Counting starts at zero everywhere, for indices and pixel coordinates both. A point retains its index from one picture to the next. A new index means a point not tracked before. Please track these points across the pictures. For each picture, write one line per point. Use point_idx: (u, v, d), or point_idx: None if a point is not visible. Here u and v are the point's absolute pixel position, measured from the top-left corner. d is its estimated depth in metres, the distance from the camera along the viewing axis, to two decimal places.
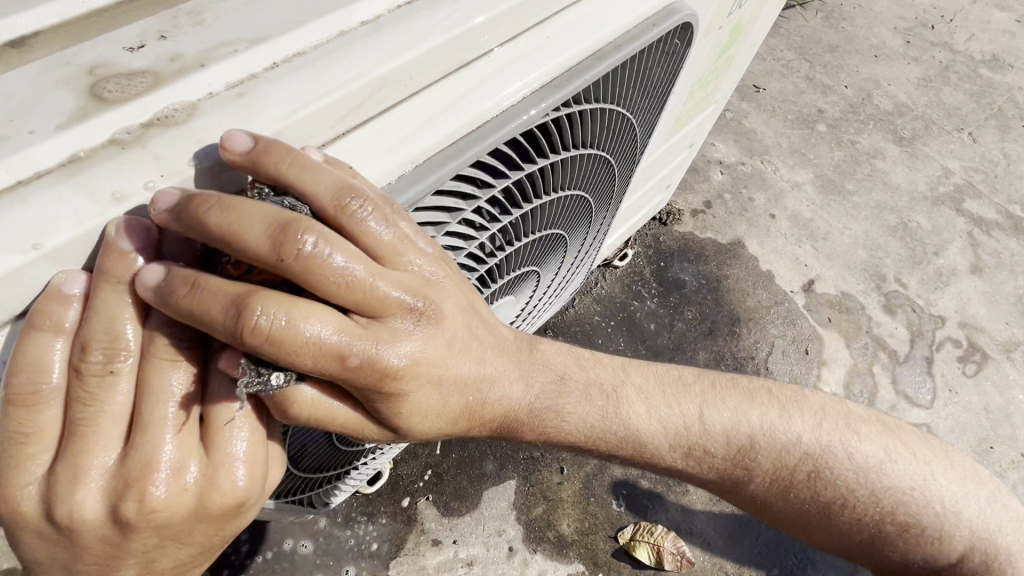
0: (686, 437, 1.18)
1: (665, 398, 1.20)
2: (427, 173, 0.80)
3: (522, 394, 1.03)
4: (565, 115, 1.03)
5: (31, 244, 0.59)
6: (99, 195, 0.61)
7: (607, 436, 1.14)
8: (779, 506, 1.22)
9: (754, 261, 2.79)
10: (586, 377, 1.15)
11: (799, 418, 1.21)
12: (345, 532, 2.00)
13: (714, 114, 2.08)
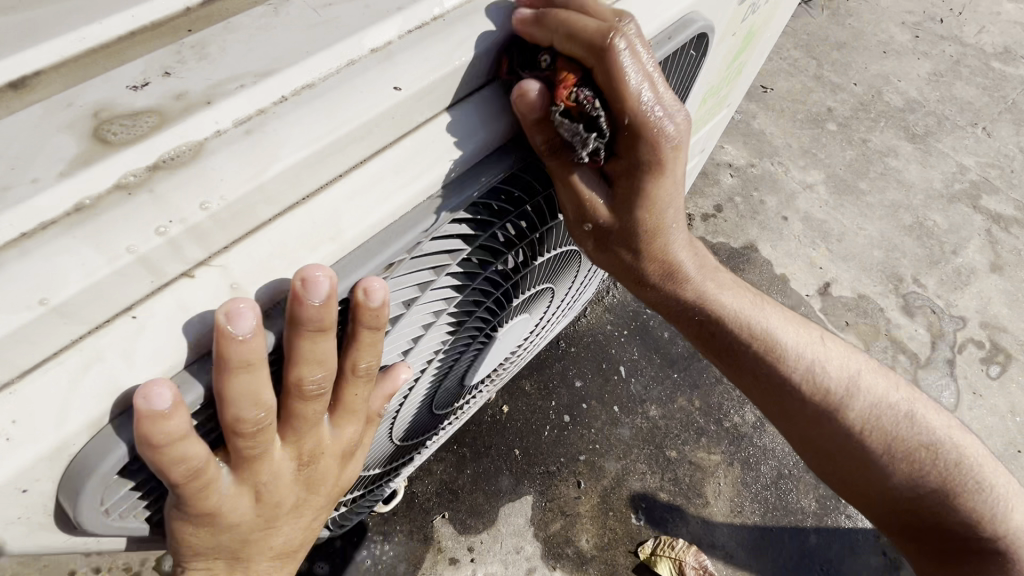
0: (775, 340, 1.29)
1: (769, 308, 1.34)
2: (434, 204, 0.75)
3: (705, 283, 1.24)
4: None
5: (37, 298, 0.51)
6: (111, 249, 0.54)
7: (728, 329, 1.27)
8: (842, 430, 1.27)
9: (768, 265, 2.74)
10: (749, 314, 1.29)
11: (871, 369, 1.35)
12: (360, 553, 1.98)
13: (727, 118, 2.03)
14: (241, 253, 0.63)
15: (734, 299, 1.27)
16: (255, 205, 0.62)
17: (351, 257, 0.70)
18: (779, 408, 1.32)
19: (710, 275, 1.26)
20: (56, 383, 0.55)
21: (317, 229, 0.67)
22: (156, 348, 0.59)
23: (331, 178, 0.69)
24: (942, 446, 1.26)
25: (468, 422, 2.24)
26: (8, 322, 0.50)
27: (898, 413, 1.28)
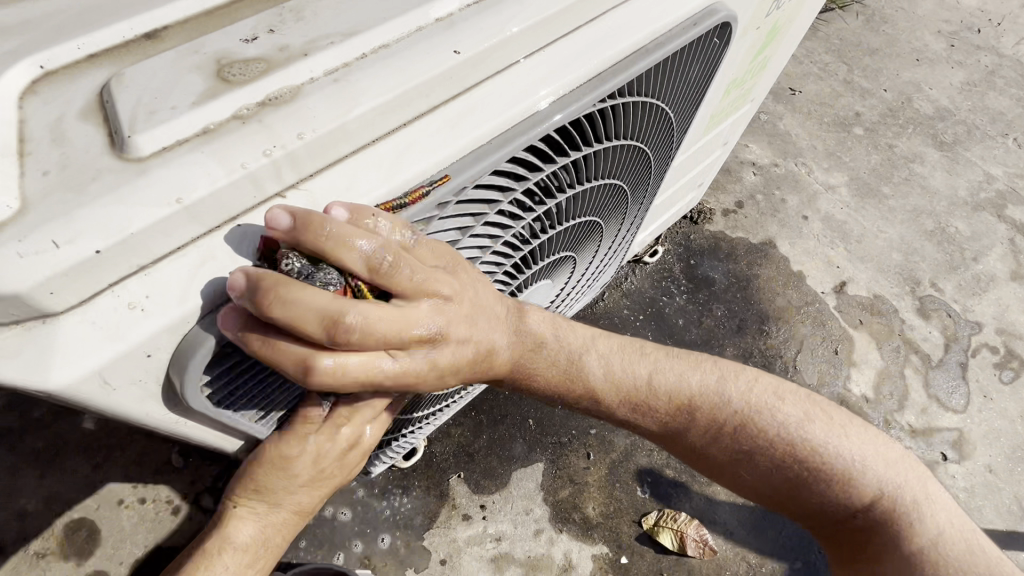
0: (638, 389, 1.27)
1: (622, 348, 1.29)
2: (480, 156, 0.87)
3: (581, 339, 1.26)
4: (607, 107, 1.12)
5: (174, 197, 0.65)
6: (230, 163, 0.68)
7: (611, 399, 1.28)
8: (705, 455, 1.32)
9: (785, 262, 2.81)
10: (629, 368, 1.28)
11: (737, 381, 1.31)
12: (381, 503, 2.12)
13: (750, 113, 2.13)
14: (326, 179, 0.76)
15: (608, 358, 1.28)
16: (338, 140, 0.75)
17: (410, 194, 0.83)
18: (685, 452, 1.34)
19: (568, 343, 1.24)
20: (180, 269, 0.69)
21: (386, 165, 0.80)
22: (258, 248, 0.73)
23: (397, 125, 0.81)
24: (813, 449, 1.25)
25: (486, 391, 2.37)
26: (153, 213, 0.64)
27: (765, 426, 1.27)
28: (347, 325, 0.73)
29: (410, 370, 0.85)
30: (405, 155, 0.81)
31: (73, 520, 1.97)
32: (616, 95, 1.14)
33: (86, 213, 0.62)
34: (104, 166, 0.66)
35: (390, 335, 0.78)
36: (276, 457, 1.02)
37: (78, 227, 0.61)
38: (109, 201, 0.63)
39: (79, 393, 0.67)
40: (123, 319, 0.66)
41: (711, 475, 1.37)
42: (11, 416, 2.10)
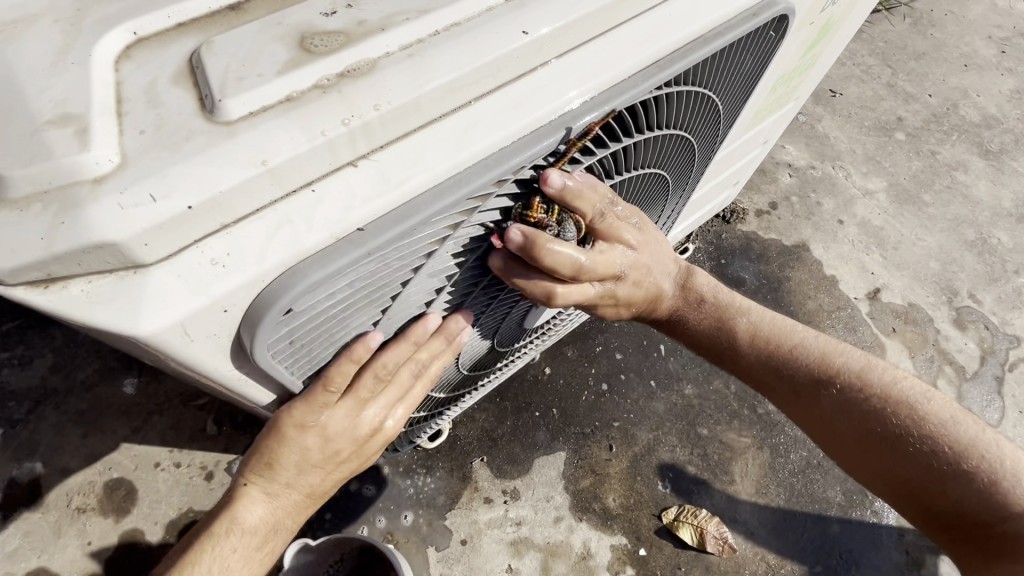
0: (778, 355, 1.49)
1: (774, 321, 1.53)
2: (542, 136, 0.89)
3: (740, 313, 1.53)
4: (661, 95, 1.13)
5: (259, 159, 0.69)
6: (311, 130, 0.71)
7: (748, 349, 1.51)
8: (830, 428, 1.42)
9: (818, 265, 2.77)
10: (772, 331, 1.51)
11: (886, 373, 1.42)
12: (405, 481, 2.16)
13: (793, 111, 2.11)
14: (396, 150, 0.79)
15: (759, 319, 1.53)
16: (410, 113, 0.78)
17: (475, 170, 0.85)
18: (808, 417, 1.46)
19: (723, 307, 1.54)
20: (259, 231, 0.72)
21: (452, 140, 0.82)
22: (331, 215, 0.76)
23: (465, 102, 0.83)
24: (949, 443, 1.28)
25: (512, 378, 2.39)
26: (240, 174, 0.68)
27: (899, 413, 1.34)
28: (580, 266, 1.08)
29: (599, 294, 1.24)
30: (471, 131, 0.84)
31: (112, 480, 2.05)
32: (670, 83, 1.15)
33: (180, 171, 0.66)
34: (195, 128, 0.70)
35: (599, 272, 1.15)
36: (291, 427, 1.03)
37: (174, 183, 0.66)
38: (201, 161, 0.67)
39: (163, 342, 0.71)
40: (207, 273, 0.70)
41: (835, 452, 1.45)
42: (58, 377, 2.19)
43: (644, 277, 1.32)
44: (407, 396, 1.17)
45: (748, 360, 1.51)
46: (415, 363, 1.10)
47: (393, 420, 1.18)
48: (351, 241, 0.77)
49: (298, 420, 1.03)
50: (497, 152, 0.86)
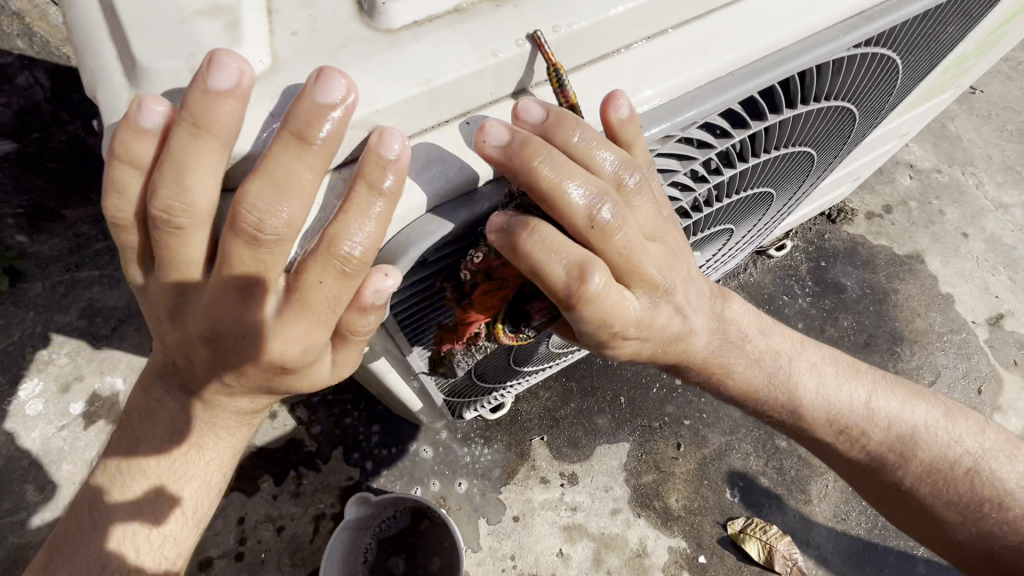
0: (851, 412, 1.27)
1: (835, 372, 1.30)
2: (728, 88, 0.77)
3: (802, 369, 1.27)
4: (864, 54, 0.96)
5: (423, 77, 0.66)
6: (480, 48, 0.68)
7: (816, 421, 1.26)
8: (912, 493, 1.28)
9: (933, 281, 2.48)
10: (840, 393, 1.28)
11: (965, 423, 1.32)
12: (462, 449, 2.12)
13: (951, 98, 1.84)
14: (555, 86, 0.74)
15: (826, 384, 1.27)
16: (577, 43, 0.72)
17: (645, 117, 0.75)
18: (881, 487, 1.32)
19: (777, 348, 1.25)
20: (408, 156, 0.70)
21: (620, 79, 0.75)
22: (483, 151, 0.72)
23: (639, 39, 0.76)
24: None
25: (579, 359, 2.28)
26: (404, 90, 0.67)
27: (993, 474, 1.25)
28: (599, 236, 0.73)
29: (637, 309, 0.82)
30: (633, 74, 0.75)
31: None
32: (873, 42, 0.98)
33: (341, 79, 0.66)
34: (351, 33, 0.68)
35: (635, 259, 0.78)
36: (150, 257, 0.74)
37: None
38: (359, 72, 0.66)
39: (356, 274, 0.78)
40: None
41: (904, 523, 1.35)
42: None
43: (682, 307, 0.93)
44: (316, 315, 0.72)
45: (812, 434, 1.29)
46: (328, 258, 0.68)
47: (278, 337, 0.74)
48: None
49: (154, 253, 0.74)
50: (671, 100, 0.77)
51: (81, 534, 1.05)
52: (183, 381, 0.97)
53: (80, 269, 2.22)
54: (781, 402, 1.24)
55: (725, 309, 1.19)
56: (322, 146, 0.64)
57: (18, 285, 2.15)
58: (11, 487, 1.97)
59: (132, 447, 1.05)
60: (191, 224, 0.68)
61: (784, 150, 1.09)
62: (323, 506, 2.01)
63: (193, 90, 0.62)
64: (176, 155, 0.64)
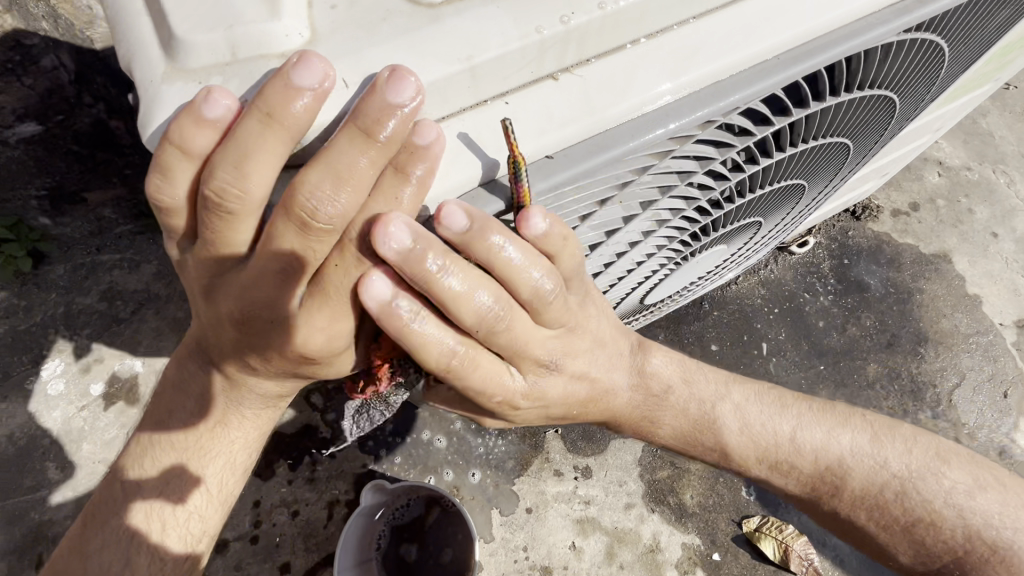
0: (777, 448, 1.27)
1: (761, 408, 1.30)
2: (772, 72, 0.75)
3: (728, 405, 1.28)
4: (910, 41, 0.93)
5: (465, 54, 0.64)
6: (523, 25, 0.65)
7: (746, 457, 1.27)
8: (845, 516, 1.29)
9: (960, 281, 2.42)
10: (767, 423, 1.28)
11: (892, 442, 1.29)
12: (476, 440, 2.11)
13: (989, 91, 1.78)
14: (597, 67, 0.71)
15: (744, 422, 1.27)
16: (623, 22, 0.70)
17: (688, 100, 0.73)
18: (814, 511, 1.32)
19: (697, 395, 1.27)
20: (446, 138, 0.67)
21: (663, 62, 0.73)
22: (524, 133, 0.68)
23: (683, 20, 0.74)
24: (984, 526, 1.21)
25: None
26: (445, 68, 0.64)
27: (928, 494, 1.24)
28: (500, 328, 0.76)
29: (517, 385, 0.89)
30: (676, 58, 0.73)
31: None
32: (920, 29, 0.95)
33: (381, 55, 0.63)
34: (391, 7, 0.65)
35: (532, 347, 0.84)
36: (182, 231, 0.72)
37: (372, 68, 0.63)
38: (400, 47, 0.63)
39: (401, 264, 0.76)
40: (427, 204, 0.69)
41: (849, 541, 1.35)
42: (160, 283, 2.28)
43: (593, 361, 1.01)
44: (349, 306, 0.71)
45: (746, 467, 1.29)
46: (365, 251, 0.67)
47: (306, 326, 0.72)
48: (539, 168, 0.69)
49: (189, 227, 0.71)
50: (715, 84, 0.74)
51: (114, 503, 1.07)
52: (211, 356, 0.99)
53: (102, 253, 2.28)
54: (709, 441, 1.27)
55: (645, 360, 1.22)
56: (386, 144, 0.61)
57: (41, 268, 2.20)
58: (33, 465, 2.00)
59: (163, 421, 1.08)
60: (243, 212, 0.64)
61: (823, 140, 1.06)
62: (337, 493, 2.02)
63: (272, 82, 0.58)
64: (238, 144, 0.60)
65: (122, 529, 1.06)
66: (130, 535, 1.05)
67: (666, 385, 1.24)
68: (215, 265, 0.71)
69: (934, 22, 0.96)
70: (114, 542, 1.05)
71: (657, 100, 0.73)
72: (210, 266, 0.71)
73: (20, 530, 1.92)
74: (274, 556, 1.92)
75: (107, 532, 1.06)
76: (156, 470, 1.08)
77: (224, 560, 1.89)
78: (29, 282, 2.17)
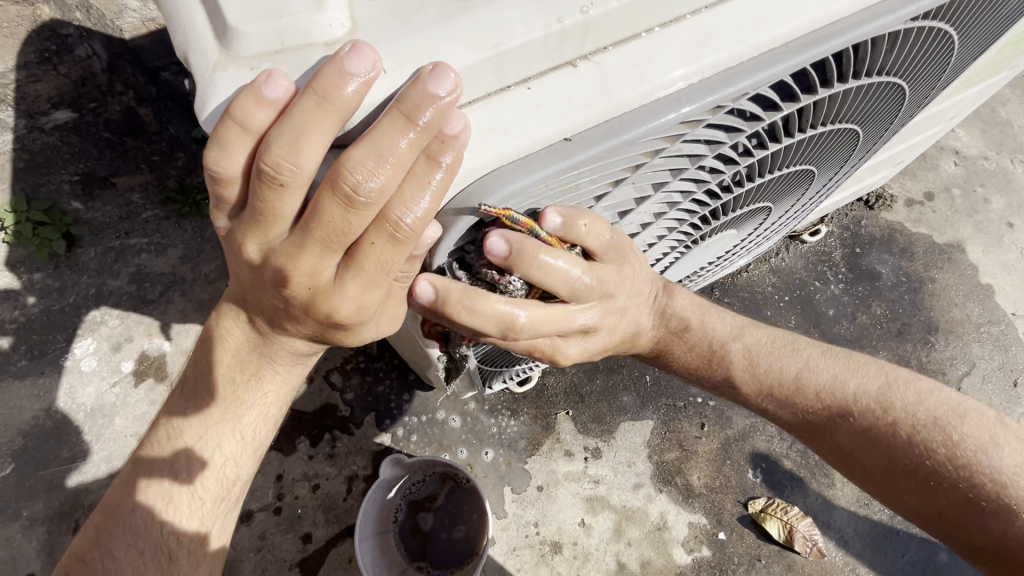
0: (775, 381, 1.34)
1: (770, 350, 1.37)
2: (782, 59, 0.79)
3: (743, 338, 1.39)
4: (919, 28, 0.96)
5: (492, 42, 0.69)
6: (547, 14, 0.70)
7: (742, 380, 1.36)
8: (851, 457, 1.27)
9: (972, 270, 2.43)
10: (770, 354, 1.37)
11: (904, 387, 1.26)
12: (489, 420, 2.18)
13: (1004, 79, 1.79)
14: (615, 55, 0.76)
15: (746, 346, 1.37)
16: (641, 11, 0.74)
17: (700, 86, 0.77)
18: (823, 448, 1.32)
19: (710, 335, 1.38)
20: (473, 121, 0.72)
21: (679, 47, 0.77)
22: (546, 116, 0.73)
23: (699, 9, 0.78)
24: (1002, 471, 1.11)
25: None
26: (474, 54, 0.68)
27: (930, 436, 1.18)
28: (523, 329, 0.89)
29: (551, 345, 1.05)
30: (693, 46, 0.77)
31: None
32: (930, 16, 0.98)
33: (415, 43, 0.68)
34: None
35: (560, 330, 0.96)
36: (233, 199, 0.78)
37: (408, 55, 0.68)
38: (432, 35, 0.68)
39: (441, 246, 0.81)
40: (456, 186, 0.74)
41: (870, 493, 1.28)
42: (186, 267, 2.36)
43: (628, 311, 1.09)
44: (375, 276, 0.77)
45: (742, 392, 1.37)
46: (395, 226, 0.71)
47: (340, 293, 0.78)
48: (558, 149, 0.73)
49: (239, 196, 0.77)
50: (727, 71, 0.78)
51: (132, 480, 1.15)
52: (249, 320, 1.09)
53: (131, 236, 2.35)
54: (719, 374, 1.37)
55: (668, 303, 1.34)
56: (423, 129, 0.66)
57: (74, 250, 2.27)
58: (68, 437, 2.11)
59: (203, 373, 1.17)
60: (293, 185, 0.69)
61: (832, 127, 1.09)
62: (356, 468, 2.10)
63: (327, 65, 0.64)
64: (293, 121, 0.66)
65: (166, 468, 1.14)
66: (172, 475, 1.14)
67: (690, 320, 1.37)
68: (257, 233, 0.77)
69: (944, 9, 0.99)
70: (157, 482, 1.14)
71: (673, 87, 0.77)
72: (257, 231, 0.76)
73: (56, 498, 2.03)
74: (296, 527, 2.01)
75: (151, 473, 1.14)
76: (193, 421, 1.15)
77: (249, 530, 1.99)
78: (62, 264, 2.26)
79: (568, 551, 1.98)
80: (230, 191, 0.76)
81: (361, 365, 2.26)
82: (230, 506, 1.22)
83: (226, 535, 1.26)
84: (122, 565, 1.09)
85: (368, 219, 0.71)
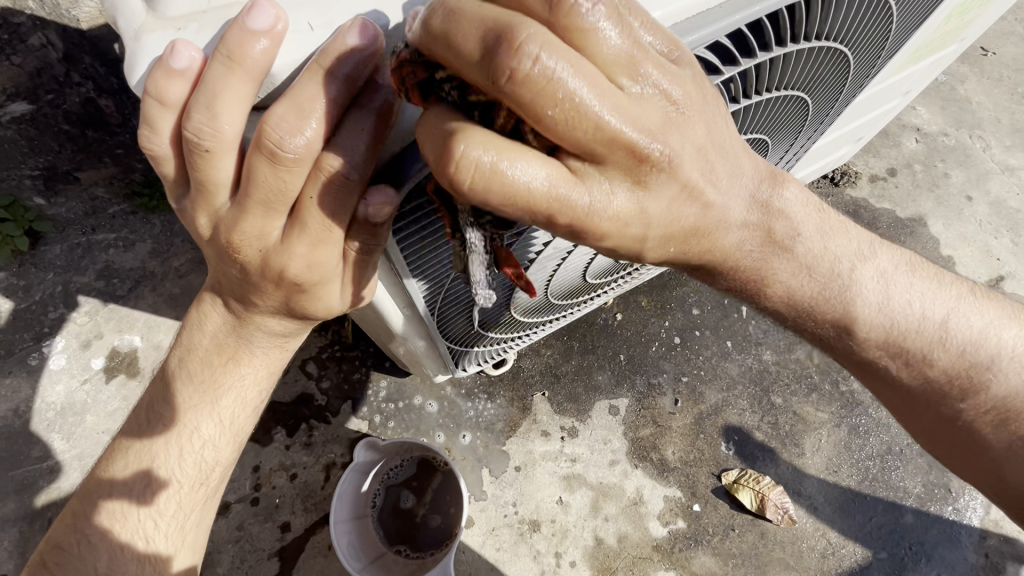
0: (912, 338, 1.03)
1: (916, 292, 1.04)
2: (713, 21, 0.83)
3: (879, 266, 1.02)
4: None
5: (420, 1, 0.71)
6: None
7: (872, 334, 1.02)
8: (964, 437, 1.09)
9: (934, 243, 2.50)
10: (916, 303, 1.03)
11: None
12: (466, 404, 2.19)
13: (957, 54, 1.84)
14: None
15: (901, 289, 1.02)
16: None
17: None
18: (949, 428, 1.10)
19: (834, 255, 0.98)
20: None
21: None
22: None
23: None
24: None
25: (580, 318, 2.33)
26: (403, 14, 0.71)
27: None
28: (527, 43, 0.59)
29: (563, 192, 0.65)
30: None
31: None
32: None
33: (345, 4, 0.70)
34: None
35: (598, 137, 0.64)
36: (173, 179, 0.80)
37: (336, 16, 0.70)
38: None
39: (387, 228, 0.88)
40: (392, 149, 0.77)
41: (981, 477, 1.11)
42: (155, 261, 2.34)
43: (716, 157, 0.76)
44: (321, 231, 0.79)
45: (868, 348, 1.03)
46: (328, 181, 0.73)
47: (290, 252, 0.81)
48: None
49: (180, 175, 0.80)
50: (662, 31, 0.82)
51: (94, 493, 1.13)
52: (223, 299, 1.07)
53: (97, 232, 2.31)
54: (812, 306, 0.99)
55: (775, 193, 0.90)
56: (345, 81, 0.67)
57: (38, 247, 2.24)
58: (38, 436, 2.08)
59: (183, 357, 1.15)
60: (219, 150, 0.71)
61: (778, 93, 1.11)
62: (334, 456, 2.10)
63: (230, 28, 0.65)
64: (207, 86, 0.66)
65: (135, 484, 1.12)
66: (133, 488, 1.12)
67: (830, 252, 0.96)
68: (203, 206, 0.79)
69: None
70: (127, 493, 1.11)
71: None
72: (203, 204, 0.79)
73: (29, 497, 2.00)
74: (274, 516, 2.01)
75: (120, 485, 1.11)
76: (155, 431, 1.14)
77: (227, 521, 1.98)
78: (27, 261, 2.21)
79: (547, 529, 2.01)
80: (168, 169, 0.78)
81: (337, 354, 2.26)
82: (207, 494, 1.21)
83: (198, 548, 1.24)
84: (95, 555, 1.07)
85: (303, 174, 0.73)
